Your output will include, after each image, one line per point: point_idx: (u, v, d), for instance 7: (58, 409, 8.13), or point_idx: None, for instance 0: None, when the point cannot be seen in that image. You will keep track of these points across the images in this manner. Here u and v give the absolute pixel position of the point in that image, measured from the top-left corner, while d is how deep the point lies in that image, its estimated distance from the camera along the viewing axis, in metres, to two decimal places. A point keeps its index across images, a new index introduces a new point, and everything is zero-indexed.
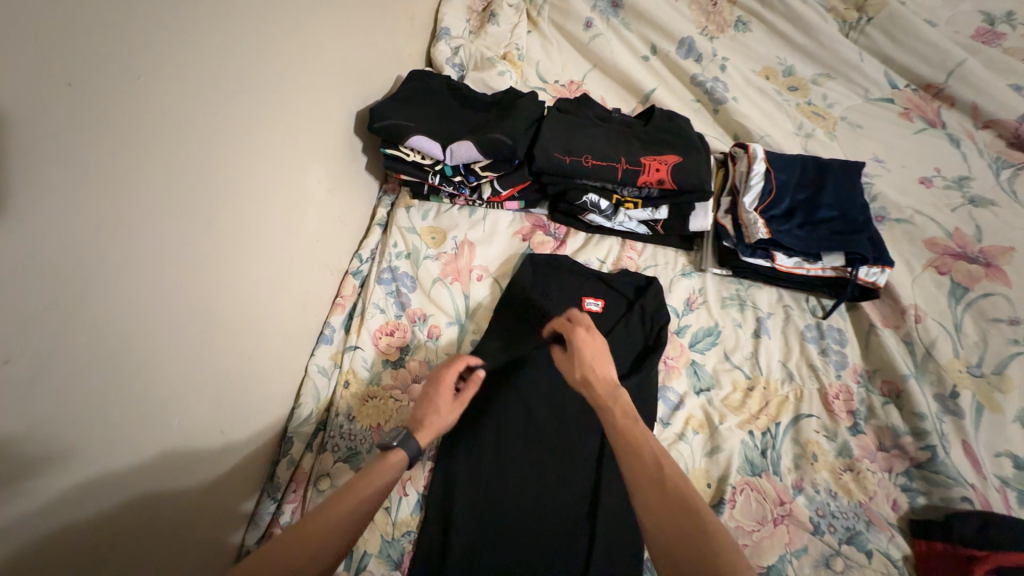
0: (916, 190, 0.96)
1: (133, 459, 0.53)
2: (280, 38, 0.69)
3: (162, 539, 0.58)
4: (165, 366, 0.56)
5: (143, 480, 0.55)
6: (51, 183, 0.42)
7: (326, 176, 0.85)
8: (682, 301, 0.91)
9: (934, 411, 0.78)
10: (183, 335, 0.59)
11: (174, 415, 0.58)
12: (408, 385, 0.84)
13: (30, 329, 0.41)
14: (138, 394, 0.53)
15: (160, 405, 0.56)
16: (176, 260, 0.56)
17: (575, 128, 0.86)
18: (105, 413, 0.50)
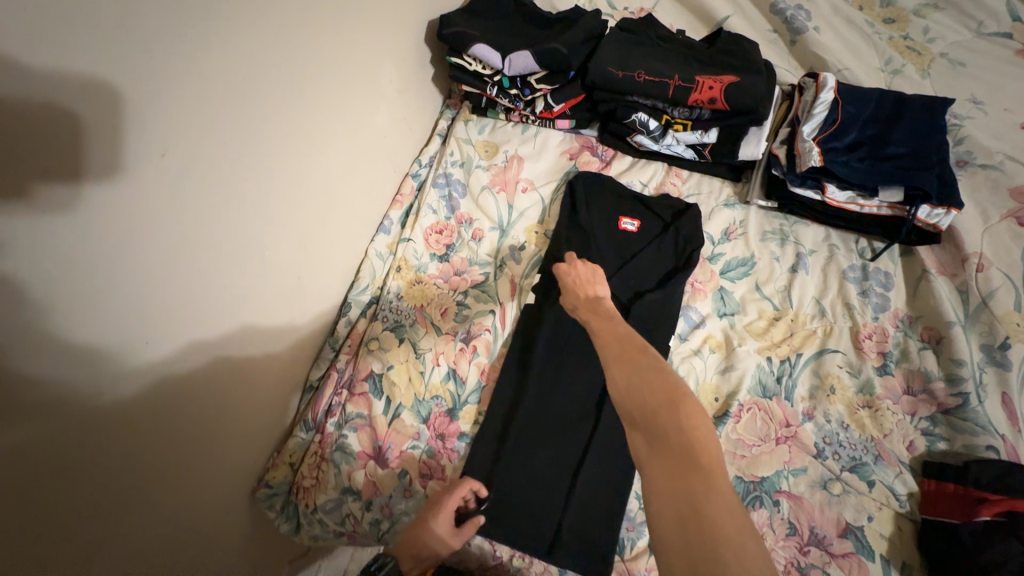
0: (1014, 135, 0.87)
1: (233, 276, 0.68)
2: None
3: (252, 346, 0.74)
4: (256, 206, 0.70)
5: (244, 294, 0.71)
6: (191, 27, 0.54)
7: (397, 78, 0.94)
8: (720, 230, 0.92)
9: (975, 361, 0.75)
10: (270, 186, 0.72)
11: (267, 250, 0.74)
12: (451, 276, 0.94)
13: (175, 142, 0.55)
14: (244, 222, 0.68)
15: (252, 238, 0.70)
16: (271, 120, 0.68)
17: (634, 45, 0.88)
18: (223, 229, 0.65)
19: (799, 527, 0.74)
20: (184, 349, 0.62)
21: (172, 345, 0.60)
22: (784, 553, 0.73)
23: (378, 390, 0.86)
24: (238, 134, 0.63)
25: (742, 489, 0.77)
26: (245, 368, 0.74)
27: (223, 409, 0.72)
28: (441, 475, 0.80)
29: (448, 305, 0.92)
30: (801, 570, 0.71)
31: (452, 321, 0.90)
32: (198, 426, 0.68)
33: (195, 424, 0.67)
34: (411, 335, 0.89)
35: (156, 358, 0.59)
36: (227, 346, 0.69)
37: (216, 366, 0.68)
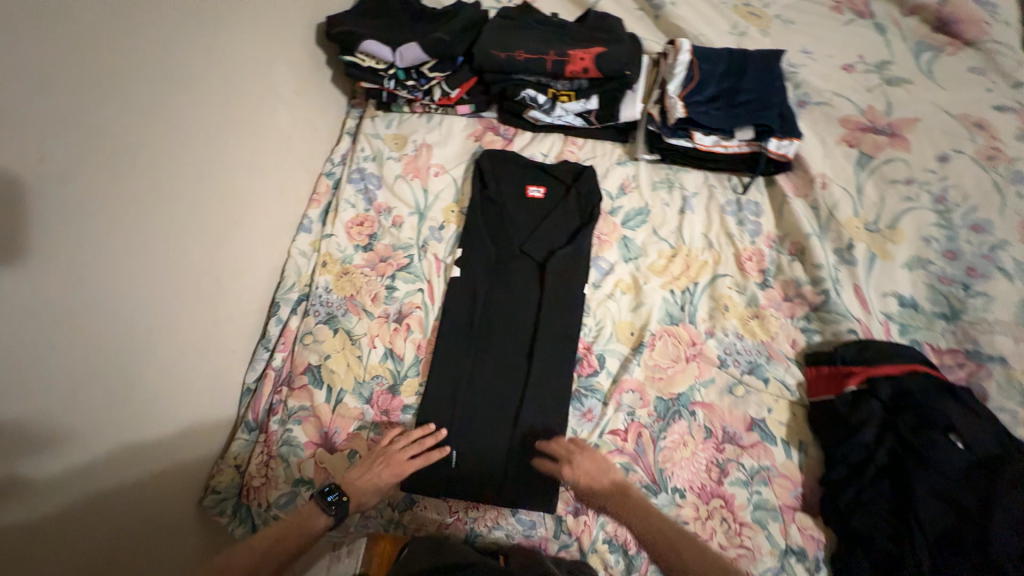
0: (838, 75, 1.03)
1: (135, 278, 0.69)
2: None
3: (169, 348, 0.75)
4: (153, 207, 0.71)
5: (152, 295, 0.72)
6: (45, 32, 0.55)
7: (293, 79, 0.97)
8: (616, 186, 1.02)
9: (831, 263, 0.89)
10: (167, 188, 0.73)
11: (174, 251, 0.75)
12: (376, 264, 0.97)
13: (42, 143, 0.56)
14: (141, 224, 0.69)
15: (152, 239, 0.71)
16: (155, 122, 0.70)
17: (512, 29, 0.97)
18: (115, 231, 0.66)
19: (714, 429, 0.84)
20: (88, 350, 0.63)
21: (70, 347, 0.61)
22: (704, 454, 0.83)
23: (318, 380, 0.88)
24: (120, 137, 0.65)
25: (663, 407, 0.86)
26: (163, 369, 0.75)
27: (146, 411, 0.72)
28: None
29: (377, 291, 0.95)
30: (719, 465, 0.82)
31: (383, 304, 0.94)
32: (119, 430, 0.68)
33: (113, 427, 0.67)
34: (345, 324, 0.92)
35: (54, 360, 0.59)
36: (139, 347, 0.70)
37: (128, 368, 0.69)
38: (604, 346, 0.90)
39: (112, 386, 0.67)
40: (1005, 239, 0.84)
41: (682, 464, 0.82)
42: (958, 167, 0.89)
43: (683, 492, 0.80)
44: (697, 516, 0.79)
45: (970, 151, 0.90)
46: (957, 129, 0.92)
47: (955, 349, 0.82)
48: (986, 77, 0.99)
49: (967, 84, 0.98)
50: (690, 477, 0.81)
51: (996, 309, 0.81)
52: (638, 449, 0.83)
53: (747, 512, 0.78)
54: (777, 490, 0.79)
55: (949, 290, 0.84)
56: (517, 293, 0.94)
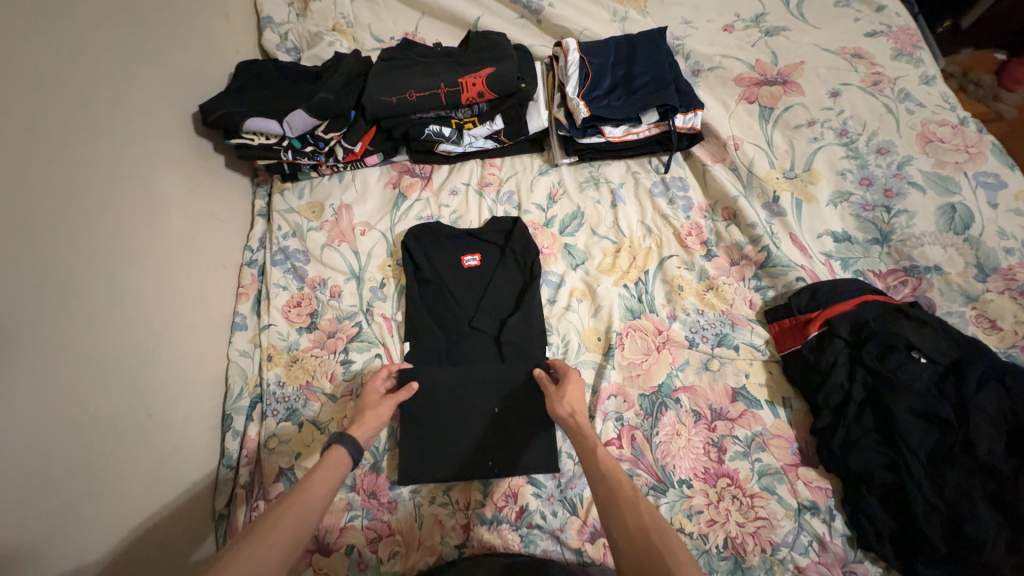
0: (721, 38, 1.06)
1: (53, 448, 0.61)
2: (65, 49, 0.72)
3: (112, 506, 0.67)
4: (56, 366, 0.63)
5: (78, 458, 0.64)
6: None
7: (181, 178, 0.90)
8: (545, 197, 1.01)
9: (763, 219, 0.91)
10: (65, 338, 0.65)
11: (93, 400, 0.67)
12: (325, 342, 0.92)
13: None
14: (41, 388, 0.61)
15: (63, 400, 0.64)
16: (30, 273, 0.63)
17: (398, 70, 0.94)
18: (14, 404, 0.58)
19: (701, 411, 0.84)
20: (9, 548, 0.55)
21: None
22: (699, 438, 0.83)
23: (295, 482, 0.82)
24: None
25: (648, 403, 0.85)
26: (109, 534, 0.66)
27: None
28: (389, 532, 0.79)
29: (333, 369, 0.90)
30: (716, 444, 0.82)
31: (343, 381, 0.89)
32: None
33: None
34: (309, 415, 0.87)
35: None
36: (74, 520, 0.63)
37: (67, 546, 0.61)
38: (575, 359, 0.89)
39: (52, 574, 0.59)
40: (909, 154, 0.89)
41: (681, 454, 0.82)
42: (850, 99, 0.93)
43: (690, 482, 0.80)
44: (709, 501, 0.79)
45: (857, 81, 0.94)
46: (839, 63, 0.97)
47: (895, 269, 0.85)
48: (851, 7, 1.04)
49: (837, 18, 1.03)
50: (693, 465, 0.81)
51: (919, 222, 0.85)
52: (635, 452, 0.82)
53: (754, 482, 0.79)
54: (776, 452, 0.80)
55: (874, 215, 0.88)
56: (472, 333, 0.92)
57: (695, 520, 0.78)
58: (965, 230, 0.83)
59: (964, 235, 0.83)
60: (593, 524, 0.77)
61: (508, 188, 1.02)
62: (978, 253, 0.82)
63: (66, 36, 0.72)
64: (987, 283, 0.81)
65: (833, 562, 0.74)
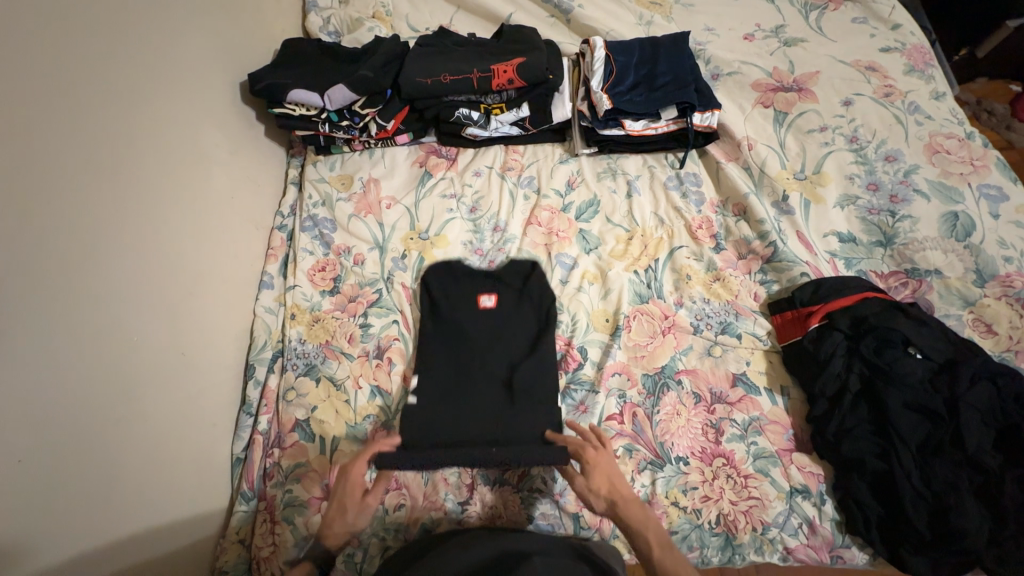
0: (742, 45, 1.11)
1: (92, 371, 0.67)
2: (132, 14, 0.79)
3: (141, 434, 0.72)
4: (100, 297, 0.69)
5: (113, 383, 0.69)
6: None
7: (224, 141, 0.96)
8: (564, 184, 1.05)
9: (772, 216, 0.95)
10: (111, 274, 0.71)
11: (131, 334, 0.73)
12: (346, 305, 0.97)
13: None
14: (86, 317, 0.67)
15: (104, 329, 0.69)
16: (86, 210, 0.68)
17: (433, 55, 1.00)
18: (63, 328, 0.64)
19: (702, 394, 0.88)
20: (47, 456, 0.60)
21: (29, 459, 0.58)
22: (698, 419, 0.86)
23: (309, 433, 0.86)
24: (49, 231, 0.64)
25: (651, 383, 0.89)
26: (137, 459, 0.71)
27: (125, 502, 0.69)
28: (396, 485, 0.82)
29: (352, 331, 0.95)
30: (714, 426, 0.85)
31: (361, 343, 0.93)
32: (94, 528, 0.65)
33: (91, 531, 0.65)
34: (327, 371, 0.91)
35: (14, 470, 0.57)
36: (108, 439, 0.68)
37: (99, 464, 0.66)
38: (583, 338, 0.93)
39: (81, 485, 0.64)
40: (916, 164, 0.92)
41: (680, 433, 0.85)
42: (862, 108, 0.98)
43: (687, 460, 0.83)
44: (705, 479, 0.82)
45: (869, 92, 0.99)
46: (854, 74, 1.01)
47: (896, 271, 0.89)
48: (868, 24, 1.09)
49: (854, 33, 1.08)
50: (691, 443, 0.84)
51: (922, 228, 0.89)
52: (636, 428, 0.86)
53: (749, 464, 0.82)
54: (771, 437, 0.83)
55: (879, 219, 0.91)
56: (478, 309, 0.96)
57: (690, 495, 0.81)
58: (966, 238, 0.87)
59: (965, 242, 0.87)
60: None
61: (529, 173, 1.07)
62: (977, 260, 0.86)
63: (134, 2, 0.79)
64: (985, 288, 0.84)
65: (822, 545, 0.77)
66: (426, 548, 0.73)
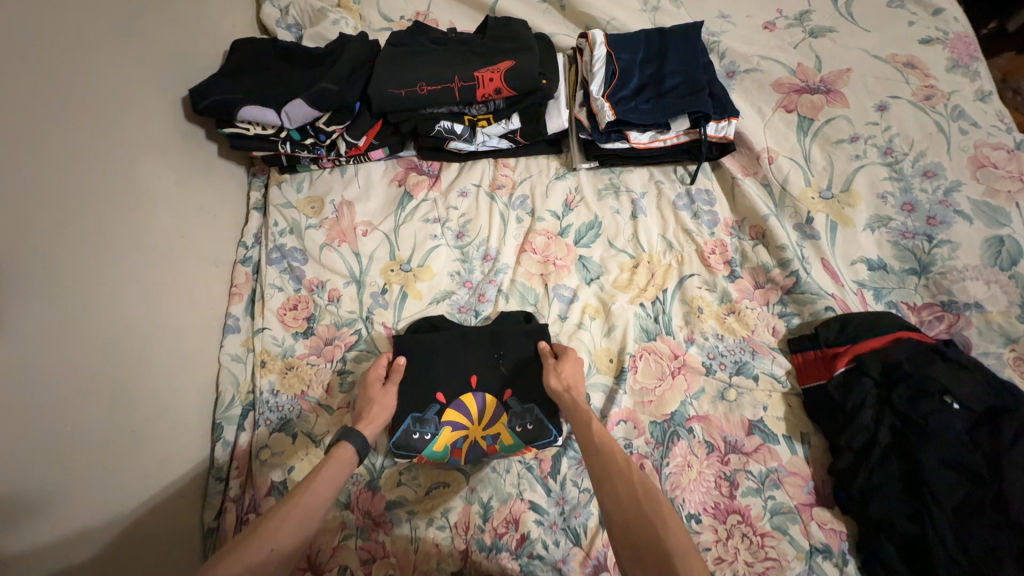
0: (761, 36, 0.97)
1: (27, 471, 0.57)
2: (34, 26, 0.64)
3: (89, 529, 0.64)
4: (27, 382, 0.59)
5: (54, 480, 0.60)
6: None
7: (169, 170, 0.83)
8: (561, 204, 0.94)
9: (794, 241, 0.85)
10: (39, 352, 0.60)
11: (71, 418, 0.63)
12: (322, 349, 0.87)
13: None
14: (13, 409, 0.57)
15: (37, 420, 0.59)
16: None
17: (407, 59, 0.86)
18: None
19: (715, 443, 0.81)
20: None
21: None
22: (710, 471, 0.79)
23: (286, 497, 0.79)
24: None
25: (660, 431, 0.81)
26: (87, 559, 0.63)
27: None
28: (383, 553, 0.76)
29: (329, 380, 0.86)
30: (728, 478, 0.78)
31: (339, 394, 0.84)
32: None
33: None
34: (303, 427, 0.83)
35: None
36: (53, 544, 0.59)
37: None
38: None
39: None
40: (957, 179, 0.82)
41: (691, 487, 0.78)
42: (898, 114, 0.86)
43: (699, 517, 0.77)
44: (718, 538, 0.75)
45: (907, 95, 0.87)
46: (889, 73, 0.89)
47: (931, 303, 0.80)
48: (906, 9, 0.95)
49: (889, 20, 0.94)
50: (703, 498, 0.78)
51: (962, 254, 0.80)
52: None
53: (765, 521, 0.76)
54: (791, 490, 0.77)
55: (914, 244, 0.82)
56: (467, 357, 0.83)
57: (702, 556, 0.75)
58: (1012, 266, 0.78)
59: (1010, 271, 0.77)
60: (598, 556, 0.74)
61: (521, 191, 0.95)
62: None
63: (34, 10, 0.64)
64: None
65: None
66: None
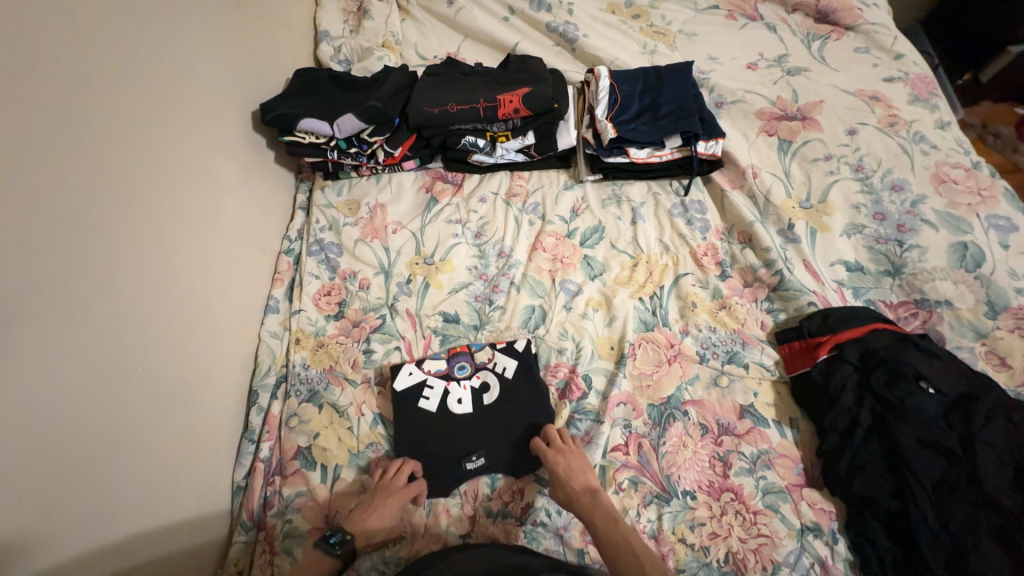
0: (745, 74, 1.12)
1: (105, 397, 0.67)
2: (154, 49, 0.82)
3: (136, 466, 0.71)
4: (114, 324, 0.70)
5: (124, 411, 0.70)
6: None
7: (235, 168, 0.98)
8: (569, 210, 1.06)
9: (778, 244, 0.95)
10: (123, 300, 0.72)
11: (141, 361, 0.73)
12: (351, 330, 0.97)
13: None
14: (99, 342, 0.68)
15: (117, 357, 0.70)
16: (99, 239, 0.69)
17: (440, 85, 1.02)
18: (77, 353, 0.64)
19: (709, 425, 0.86)
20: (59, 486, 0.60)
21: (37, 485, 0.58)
22: (705, 451, 0.84)
23: (310, 460, 0.85)
24: (67, 259, 0.65)
25: (657, 413, 0.87)
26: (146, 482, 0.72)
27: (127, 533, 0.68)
28: (397, 517, 0.81)
29: (355, 356, 0.95)
30: (721, 458, 0.84)
31: (364, 368, 0.93)
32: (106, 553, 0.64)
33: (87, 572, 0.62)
34: (329, 398, 0.90)
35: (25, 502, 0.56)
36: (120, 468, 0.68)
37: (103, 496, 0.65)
38: (588, 365, 0.92)
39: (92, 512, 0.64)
40: (922, 193, 0.92)
41: (687, 465, 0.83)
42: (866, 138, 0.98)
43: (694, 493, 0.81)
44: (712, 514, 0.79)
45: (874, 122, 0.99)
46: (857, 104, 1.02)
47: (906, 302, 0.88)
48: (871, 54, 1.10)
49: (856, 62, 1.09)
50: (698, 477, 0.83)
51: (931, 258, 0.88)
52: (642, 460, 0.84)
53: (758, 499, 0.80)
54: (781, 471, 0.82)
55: (887, 249, 0.91)
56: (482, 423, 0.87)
57: (698, 531, 0.78)
58: (977, 269, 0.86)
59: (974, 273, 0.86)
60: None
61: (534, 199, 1.08)
62: (989, 291, 0.84)
63: (154, 37, 0.82)
64: (998, 320, 0.83)
65: None
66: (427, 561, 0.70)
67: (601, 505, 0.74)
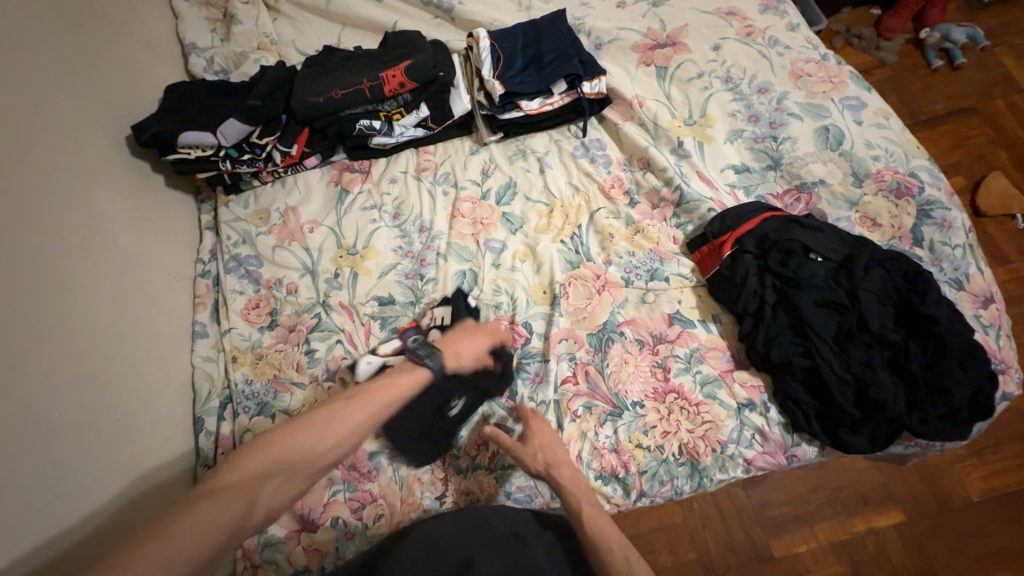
0: (616, 13, 1.18)
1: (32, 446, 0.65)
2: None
3: (79, 514, 0.69)
4: (26, 372, 0.67)
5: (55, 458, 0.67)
6: None
7: (121, 197, 0.93)
8: (479, 173, 1.08)
9: (673, 162, 1.02)
10: (31, 347, 0.69)
11: (66, 405, 0.71)
12: (287, 335, 0.96)
13: None
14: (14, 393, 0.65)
15: (37, 405, 0.67)
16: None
17: (322, 73, 1.01)
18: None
19: (644, 339, 0.93)
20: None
21: None
22: (645, 362, 0.90)
23: None
24: None
25: (597, 340, 0.93)
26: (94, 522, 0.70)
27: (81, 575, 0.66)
28: (372, 498, 0.82)
29: (298, 359, 0.94)
30: (661, 365, 0.90)
31: (309, 369, 0.92)
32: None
33: None
34: (280, 405, 0.89)
35: None
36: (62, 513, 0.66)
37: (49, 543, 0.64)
38: (526, 314, 0.95)
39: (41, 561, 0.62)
40: (785, 90, 1.02)
41: (632, 378, 0.89)
42: (729, 51, 1.06)
43: (642, 403, 0.87)
44: (661, 416, 0.86)
45: (733, 35, 1.08)
46: (717, 21, 1.10)
47: (790, 189, 0.97)
48: None
49: None
50: (644, 386, 0.88)
51: (802, 146, 0.98)
52: (591, 385, 0.89)
53: (697, 392, 0.87)
54: (712, 362, 0.89)
55: (765, 146, 1.00)
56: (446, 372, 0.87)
57: (651, 434, 0.85)
58: (839, 147, 0.96)
59: (838, 150, 0.96)
60: None
61: (443, 170, 1.09)
62: (852, 164, 0.95)
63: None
64: (863, 188, 0.94)
65: (776, 448, 0.84)
66: (399, 538, 0.74)
67: (575, 483, 0.77)
